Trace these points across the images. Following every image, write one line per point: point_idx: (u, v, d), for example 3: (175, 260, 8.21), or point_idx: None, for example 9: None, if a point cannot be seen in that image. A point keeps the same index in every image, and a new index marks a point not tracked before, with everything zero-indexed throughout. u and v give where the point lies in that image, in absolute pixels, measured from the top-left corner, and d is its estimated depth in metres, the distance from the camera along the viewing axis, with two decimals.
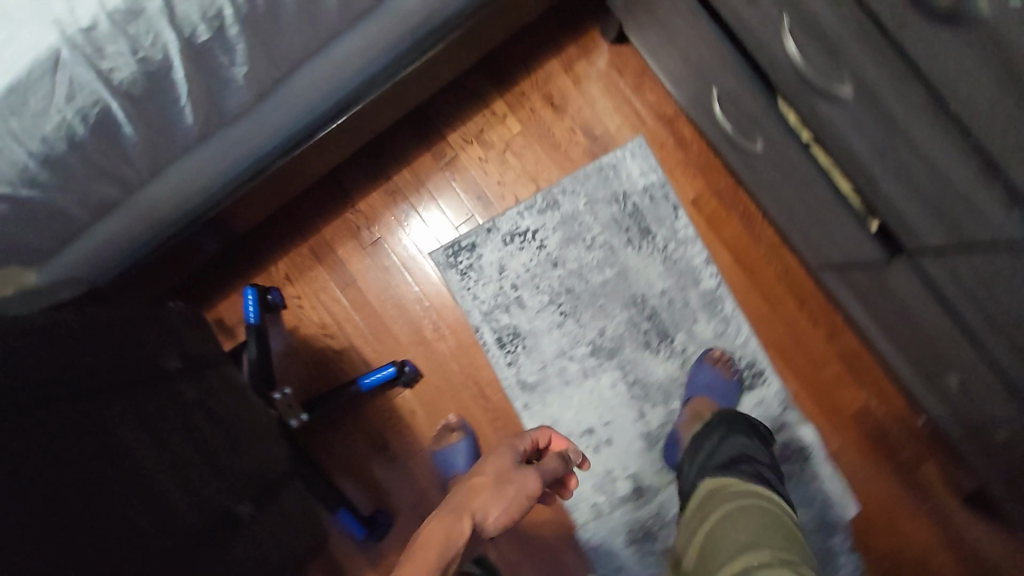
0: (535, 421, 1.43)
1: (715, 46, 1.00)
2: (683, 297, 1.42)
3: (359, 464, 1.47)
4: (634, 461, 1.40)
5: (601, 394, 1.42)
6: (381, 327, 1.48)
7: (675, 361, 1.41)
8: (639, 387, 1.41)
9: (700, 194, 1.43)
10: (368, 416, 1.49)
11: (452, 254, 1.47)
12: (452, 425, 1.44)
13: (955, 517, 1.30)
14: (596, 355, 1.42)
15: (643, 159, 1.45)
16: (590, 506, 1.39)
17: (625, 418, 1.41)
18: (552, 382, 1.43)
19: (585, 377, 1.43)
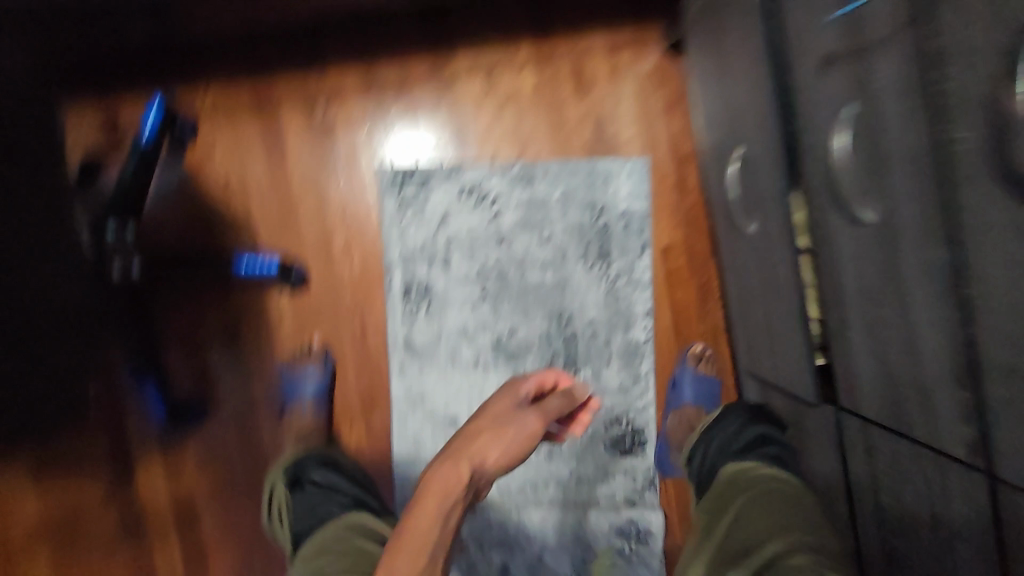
0: (403, 385, 1.32)
1: (761, 100, 0.88)
2: (606, 336, 1.32)
3: (198, 346, 1.30)
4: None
5: (482, 392, 1.31)
6: (290, 217, 1.31)
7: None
8: None
9: (674, 244, 1.33)
10: (232, 301, 1.30)
11: (401, 179, 1.31)
12: (312, 351, 1.30)
13: None
14: (495, 350, 1.31)
15: (637, 182, 1.32)
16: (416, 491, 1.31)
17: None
18: (438, 356, 1.31)
19: (473, 366, 1.31)
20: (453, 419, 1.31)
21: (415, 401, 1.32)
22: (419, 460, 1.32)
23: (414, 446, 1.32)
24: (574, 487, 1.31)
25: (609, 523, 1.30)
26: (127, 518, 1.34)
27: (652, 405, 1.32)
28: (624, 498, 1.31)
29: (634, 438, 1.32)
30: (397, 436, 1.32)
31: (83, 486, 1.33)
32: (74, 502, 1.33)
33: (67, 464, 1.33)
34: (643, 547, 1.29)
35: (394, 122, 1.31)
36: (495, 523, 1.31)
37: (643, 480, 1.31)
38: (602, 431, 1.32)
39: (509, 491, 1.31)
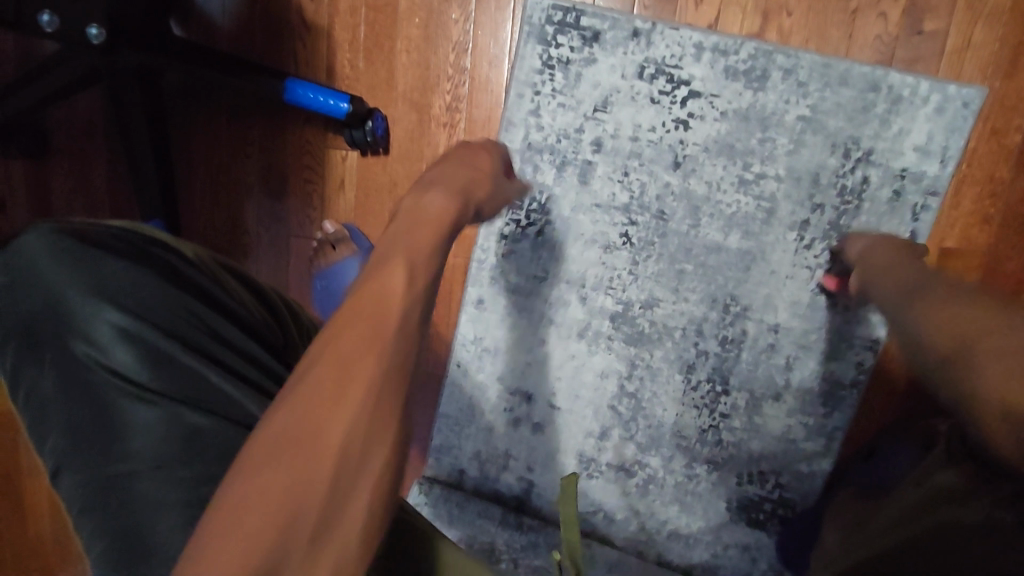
0: (473, 329, 0.93)
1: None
2: (789, 356, 0.84)
3: (229, 192, 0.96)
4: (544, 470, 0.93)
5: (579, 375, 0.90)
6: (385, 46, 0.89)
7: (698, 416, 0.87)
8: (629, 405, 0.89)
9: (962, 249, 0.79)
10: (282, 145, 0.94)
11: (557, 24, 0.83)
12: (332, 239, 0.92)
13: None
14: (614, 323, 0.87)
15: (945, 129, 0.76)
16: (455, 467, 0.96)
17: (579, 419, 0.91)
18: (534, 306, 0.90)
19: (576, 335, 0.89)
20: (526, 395, 0.92)
21: (485, 355, 0.93)
22: (466, 431, 0.95)
23: (466, 412, 0.95)
24: (663, 539, 0.90)
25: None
26: None
27: (821, 476, 0.86)
28: None
29: (776, 508, 0.87)
30: (448, 392, 0.95)
31: None
32: None
33: None
34: None
35: None
36: (543, 549, 0.91)
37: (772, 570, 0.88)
38: (731, 484, 0.88)
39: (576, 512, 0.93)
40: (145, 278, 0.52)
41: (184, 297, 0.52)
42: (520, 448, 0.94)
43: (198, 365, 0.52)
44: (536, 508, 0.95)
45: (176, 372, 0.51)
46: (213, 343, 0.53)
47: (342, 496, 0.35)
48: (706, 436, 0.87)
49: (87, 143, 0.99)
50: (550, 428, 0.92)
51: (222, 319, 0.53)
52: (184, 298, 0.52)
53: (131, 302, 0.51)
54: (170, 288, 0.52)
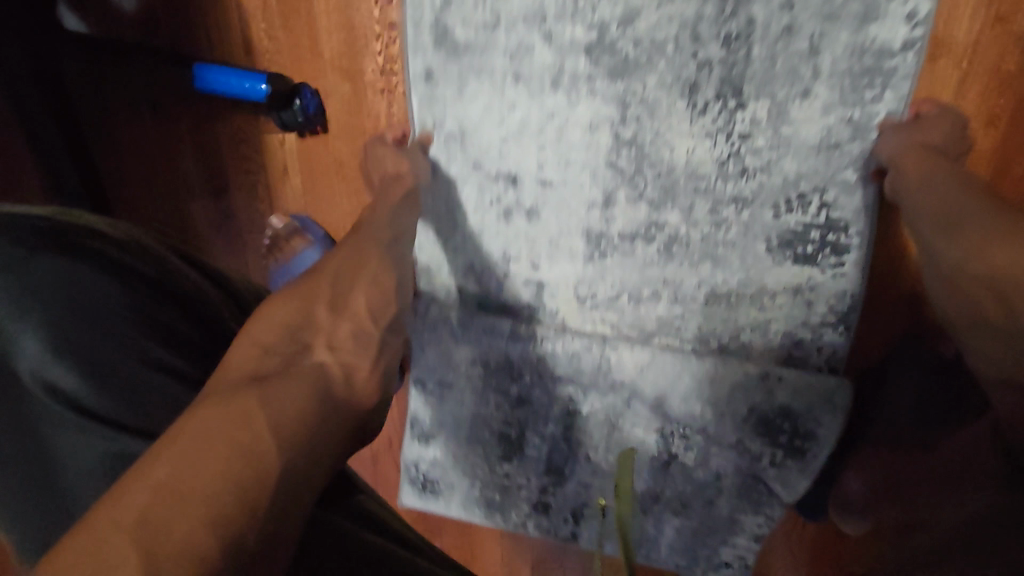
0: (432, 114, 0.79)
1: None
2: (813, 35, 0.67)
3: (174, 192, 0.90)
4: (551, 264, 0.82)
5: (561, 129, 0.76)
6: (301, 8, 0.79)
7: (714, 146, 0.73)
8: (631, 153, 0.75)
9: (964, 159, 0.70)
10: (214, 137, 0.86)
11: None
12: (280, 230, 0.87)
13: None
14: (591, 54, 0.73)
15: None
16: (448, 288, 0.87)
17: (576, 190, 0.78)
18: (492, 62, 0.75)
19: (550, 85, 0.74)
20: (511, 176, 0.79)
21: (450, 142, 0.79)
22: (452, 242, 0.84)
23: (445, 218, 0.83)
24: (700, 308, 0.79)
25: (735, 436, 0.78)
26: None
27: (875, 180, 0.71)
28: (783, 336, 0.78)
29: (826, 237, 0.73)
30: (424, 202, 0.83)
31: None
32: None
33: None
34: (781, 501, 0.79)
35: None
36: (562, 357, 0.83)
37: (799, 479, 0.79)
38: (767, 220, 0.74)
39: (591, 305, 0.83)
40: (85, 276, 0.49)
41: (126, 292, 0.50)
42: (515, 243, 0.82)
43: (143, 373, 0.49)
44: (552, 314, 0.84)
45: (123, 391, 0.48)
46: (159, 344, 0.50)
47: (305, 344, 0.50)
48: (727, 169, 0.73)
49: (14, 161, 0.91)
50: (545, 212, 0.80)
51: (175, 314, 0.52)
52: (133, 297, 0.50)
53: (70, 313, 0.48)
54: (119, 291, 0.50)
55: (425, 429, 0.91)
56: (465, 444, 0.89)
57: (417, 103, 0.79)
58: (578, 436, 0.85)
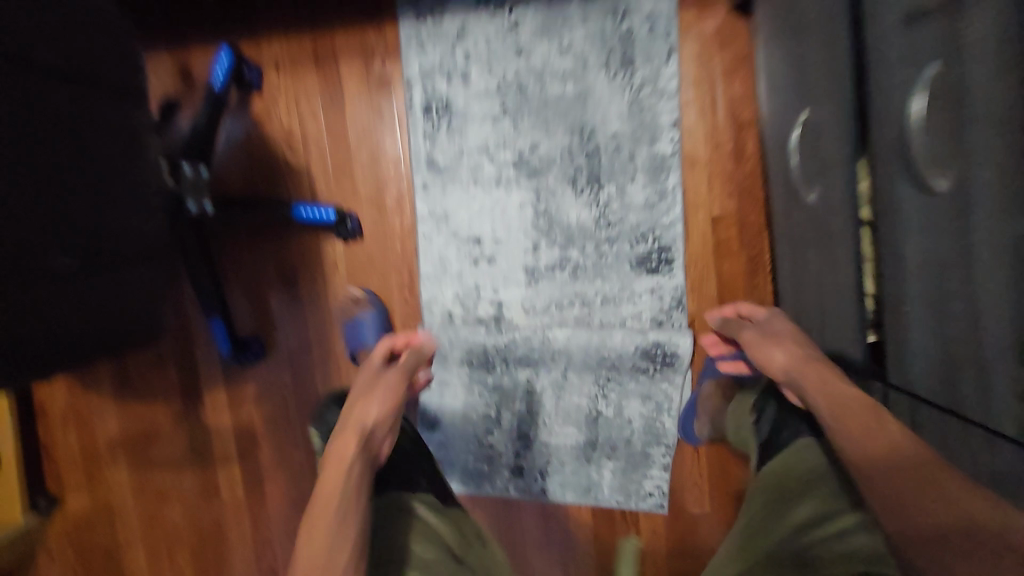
0: (426, 205, 1.32)
1: (879, 34, 0.73)
2: (631, 150, 1.27)
3: (259, 286, 1.38)
4: (506, 289, 1.32)
5: (503, 210, 1.31)
6: (343, 166, 1.32)
7: (592, 211, 1.29)
8: (545, 220, 1.30)
9: (725, 214, 1.27)
10: (289, 246, 1.36)
11: (423, 35, 1.27)
12: (355, 298, 1.33)
13: None
14: (517, 167, 1.29)
15: (664, 19, 1.22)
16: (443, 312, 1.34)
17: (516, 243, 1.31)
18: (460, 174, 1.30)
19: (495, 185, 1.30)
20: (477, 239, 1.32)
21: (439, 222, 1.32)
22: (444, 280, 1.34)
23: (439, 267, 1.33)
24: (599, 307, 1.31)
25: (630, 378, 1.31)
26: (193, 440, 1.44)
27: (680, 222, 1.28)
28: (651, 318, 1.30)
29: (661, 255, 1.29)
30: (423, 256, 1.33)
31: (155, 408, 1.43)
32: (148, 423, 1.44)
33: (144, 389, 1.43)
34: (659, 411, 1.31)
35: (445, 60, 1.27)
36: (521, 342, 1.33)
37: (666, 401, 1.31)
38: (627, 249, 1.29)
39: (533, 314, 1.32)
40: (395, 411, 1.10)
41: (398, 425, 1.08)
42: (485, 280, 1.33)
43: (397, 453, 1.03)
44: (509, 320, 1.33)
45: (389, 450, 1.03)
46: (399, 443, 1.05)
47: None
48: (601, 223, 1.29)
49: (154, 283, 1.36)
50: (499, 257, 1.32)
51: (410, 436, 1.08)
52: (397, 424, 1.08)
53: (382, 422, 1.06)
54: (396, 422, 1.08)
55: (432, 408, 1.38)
56: (462, 427, 1.38)
57: (420, 211, 1.32)
58: (533, 402, 1.34)
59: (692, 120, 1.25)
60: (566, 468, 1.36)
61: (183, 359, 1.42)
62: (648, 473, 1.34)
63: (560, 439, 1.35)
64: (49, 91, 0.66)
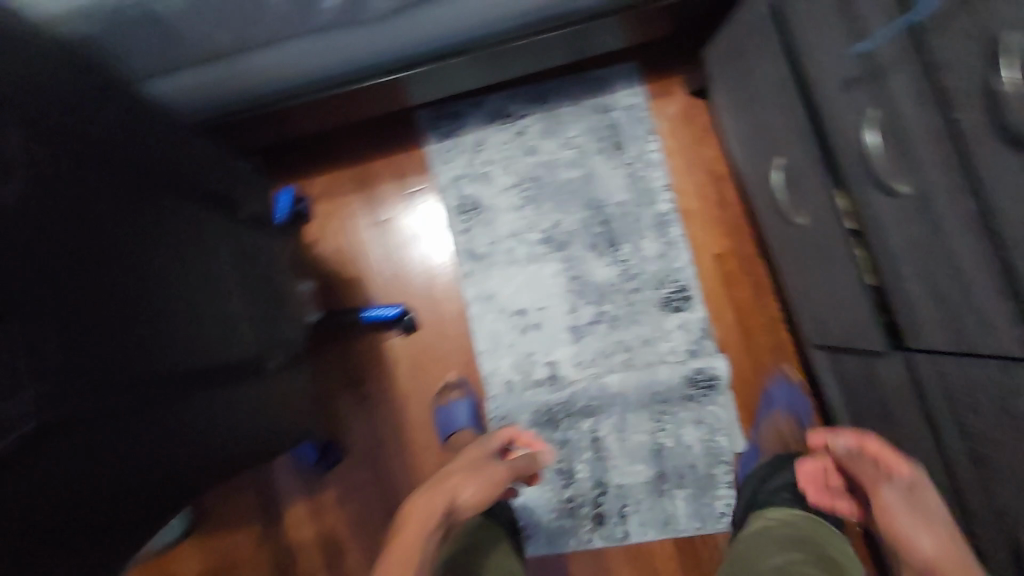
0: (473, 289, 1.49)
1: (822, 95, 1.02)
2: (637, 213, 1.52)
3: (329, 392, 1.46)
4: (556, 350, 1.47)
5: (539, 281, 1.50)
6: (394, 270, 1.49)
7: (616, 268, 1.50)
8: (577, 283, 1.49)
9: (725, 251, 1.51)
10: (353, 350, 1.47)
11: (448, 151, 1.53)
12: (452, 384, 1.45)
13: None
14: (545, 243, 1.50)
15: (639, 109, 1.54)
16: (503, 381, 1.46)
17: (557, 308, 1.49)
18: (498, 258, 1.50)
19: (530, 261, 1.50)
20: (522, 310, 1.48)
21: (487, 302, 1.49)
22: (500, 352, 1.47)
23: (493, 341, 1.47)
24: (641, 349, 1.47)
25: (682, 407, 1.45)
26: (278, 561, 1.42)
27: (690, 264, 1.50)
28: (687, 349, 1.47)
29: (682, 294, 1.49)
30: (477, 335, 1.48)
31: (238, 535, 1.43)
32: (231, 552, 1.43)
33: (224, 516, 1.44)
34: (714, 431, 1.44)
35: (470, 168, 1.52)
36: (580, 395, 1.45)
37: (718, 421, 1.45)
38: (652, 295, 1.49)
39: (584, 367, 1.46)
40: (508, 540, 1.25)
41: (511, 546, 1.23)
42: (536, 345, 1.47)
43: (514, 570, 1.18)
44: (564, 377, 1.46)
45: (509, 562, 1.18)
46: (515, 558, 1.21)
47: None
48: (625, 277, 1.50)
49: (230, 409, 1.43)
50: (545, 323, 1.48)
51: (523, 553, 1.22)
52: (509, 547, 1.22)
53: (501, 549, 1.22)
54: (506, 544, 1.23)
55: None
56: (539, 489, 1.44)
57: (468, 295, 1.49)
58: (601, 449, 1.44)
59: (679, 181, 1.53)
60: (643, 505, 1.43)
61: (259, 479, 1.45)
62: (719, 496, 1.43)
63: (631, 478, 1.43)
64: (130, 257, 0.76)
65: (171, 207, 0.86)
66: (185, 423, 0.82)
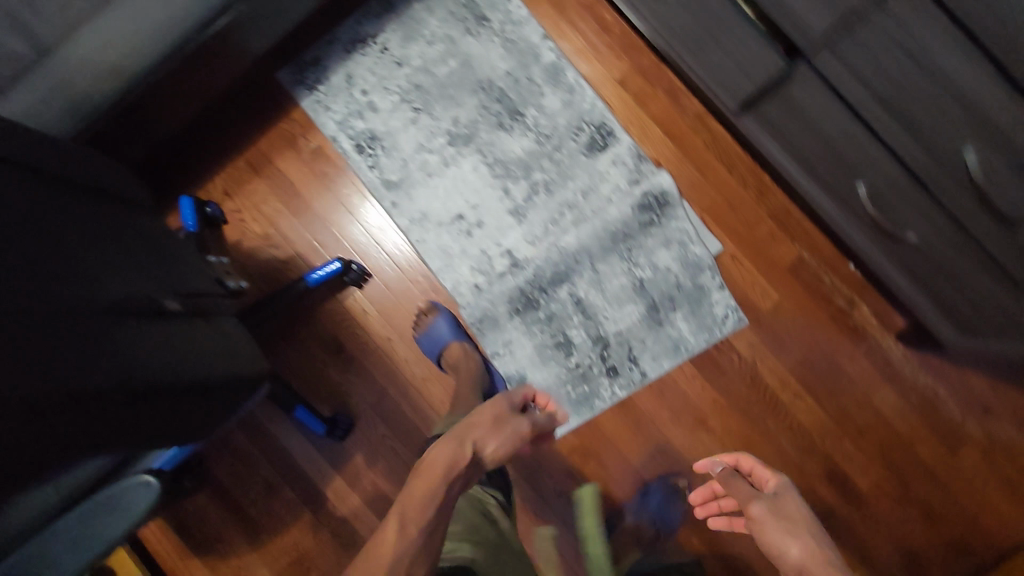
0: (404, 216, 1.46)
1: None
2: (527, 75, 1.48)
3: (316, 369, 1.44)
4: (507, 237, 1.45)
5: (462, 181, 1.46)
6: (322, 231, 1.46)
7: (529, 136, 1.46)
8: (499, 166, 1.46)
9: (625, 73, 1.47)
10: (320, 321, 1.45)
11: (323, 97, 1.47)
12: (425, 308, 1.41)
13: (881, 344, 1.46)
14: (453, 142, 1.47)
15: None
16: (470, 287, 1.44)
17: (491, 198, 1.46)
18: (415, 177, 1.46)
19: (446, 166, 1.47)
20: (459, 215, 1.45)
21: (423, 221, 1.46)
22: (455, 262, 1.44)
23: (446, 255, 1.45)
24: (585, 201, 1.45)
25: (646, 235, 1.43)
26: (340, 536, 1.42)
27: (597, 99, 1.47)
28: (627, 181, 1.44)
29: (602, 132, 1.46)
30: (427, 256, 1.45)
31: (293, 534, 1.42)
32: (294, 550, 1.42)
33: (272, 522, 1.43)
34: (685, 243, 1.44)
35: (351, 103, 1.47)
36: (546, 267, 1.43)
37: (682, 233, 1.44)
38: (574, 145, 1.46)
39: (539, 241, 1.44)
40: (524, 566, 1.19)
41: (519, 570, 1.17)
42: (486, 241, 1.45)
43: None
44: (524, 258, 1.44)
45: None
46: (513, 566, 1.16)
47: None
48: (541, 140, 1.46)
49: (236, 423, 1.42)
50: (485, 217, 1.45)
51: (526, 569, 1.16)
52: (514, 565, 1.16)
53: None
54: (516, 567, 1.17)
55: (514, 372, 1.43)
56: (547, 371, 1.43)
57: (401, 223, 1.46)
58: (586, 308, 1.43)
59: (554, 25, 1.48)
60: (648, 341, 1.43)
61: (291, 473, 1.43)
62: (713, 299, 1.44)
63: (627, 322, 1.43)
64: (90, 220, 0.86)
65: (89, 190, 0.92)
66: (197, 343, 0.89)
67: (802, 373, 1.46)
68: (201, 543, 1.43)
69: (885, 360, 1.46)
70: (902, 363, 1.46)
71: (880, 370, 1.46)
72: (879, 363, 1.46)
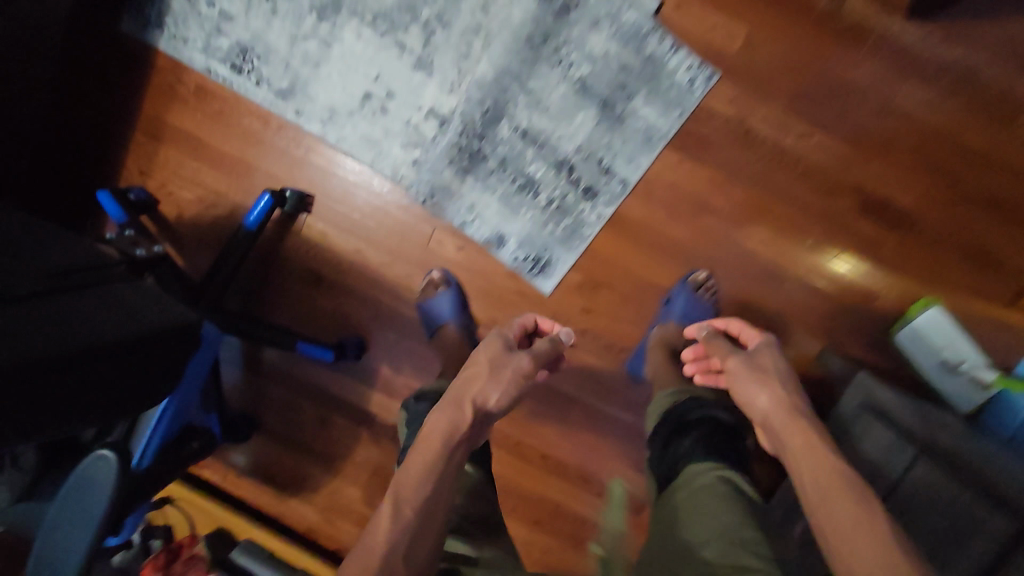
0: (314, 120, 1.33)
1: None
2: None
3: (306, 305, 1.42)
4: (424, 95, 1.28)
5: (352, 55, 1.29)
6: (248, 171, 1.37)
7: None
8: (382, 20, 1.26)
9: None
10: (287, 260, 1.41)
11: (175, 29, 1.31)
12: (437, 280, 1.34)
13: (889, 32, 1.20)
14: (325, 16, 1.28)
15: None
16: (410, 165, 1.32)
17: (389, 60, 1.28)
18: (305, 73, 1.31)
19: (329, 46, 1.29)
20: (366, 95, 1.30)
21: (334, 117, 1.32)
22: (385, 145, 1.32)
23: (373, 143, 1.32)
24: (487, 17, 1.23)
25: (568, 25, 1.22)
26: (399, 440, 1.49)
27: None
28: None
29: None
30: (355, 152, 1.33)
31: (358, 452, 1.51)
32: (366, 466, 1.51)
33: (337, 450, 1.51)
34: (615, 15, 1.21)
35: (205, 22, 1.30)
36: (476, 110, 1.28)
37: (608, 4, 1.20)
38: None
39: (457, 85, 1.27)
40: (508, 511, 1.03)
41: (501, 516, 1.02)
42: (405, 110, 1.30)
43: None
44: (450, 110, 1.28)
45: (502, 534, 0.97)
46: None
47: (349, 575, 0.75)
48: None
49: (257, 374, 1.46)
50: (393, 83, 1.29)
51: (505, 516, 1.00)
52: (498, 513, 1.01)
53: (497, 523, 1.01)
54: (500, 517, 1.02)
55: (490, 234, 1.33)
56: (523, 219, 1.31)
57: (315, 129, 1.33)
58: (535, 136, 1.27)
59: None
60: (615, 145, 1.27)
61: (332, 404, 1.49)
62: (670, 67, 1.22)
63: (584, 133, 1.26)
64: None
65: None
66: (127, 301, 0.89)
67: (803, 107, 1.23)
68: (288, 486, 1.54)
69: (898, 50, 1.20)
70: (921, 46, 1.20)
71: (897, 64, 1.21)
72: (894, 56, 1.21)
